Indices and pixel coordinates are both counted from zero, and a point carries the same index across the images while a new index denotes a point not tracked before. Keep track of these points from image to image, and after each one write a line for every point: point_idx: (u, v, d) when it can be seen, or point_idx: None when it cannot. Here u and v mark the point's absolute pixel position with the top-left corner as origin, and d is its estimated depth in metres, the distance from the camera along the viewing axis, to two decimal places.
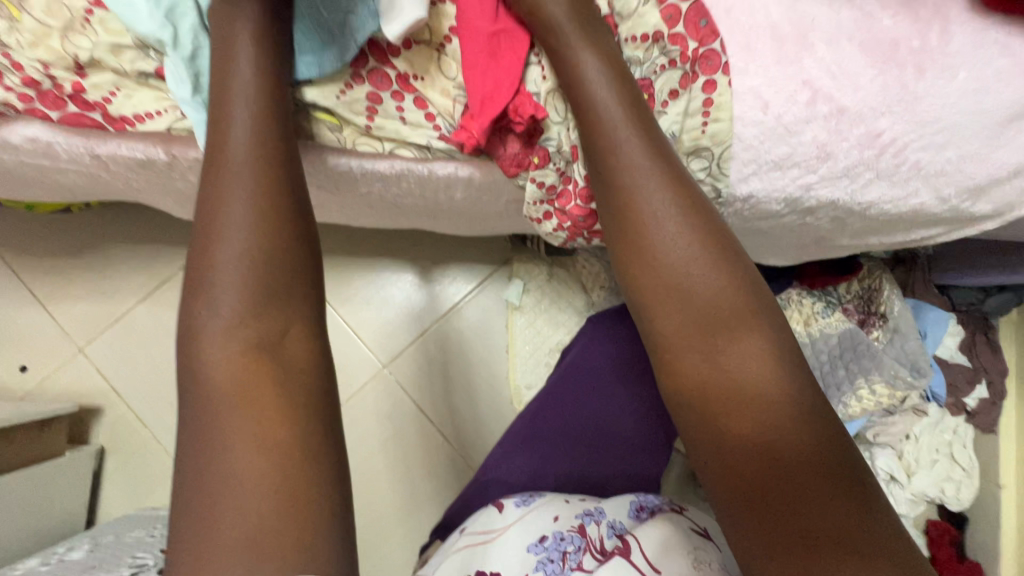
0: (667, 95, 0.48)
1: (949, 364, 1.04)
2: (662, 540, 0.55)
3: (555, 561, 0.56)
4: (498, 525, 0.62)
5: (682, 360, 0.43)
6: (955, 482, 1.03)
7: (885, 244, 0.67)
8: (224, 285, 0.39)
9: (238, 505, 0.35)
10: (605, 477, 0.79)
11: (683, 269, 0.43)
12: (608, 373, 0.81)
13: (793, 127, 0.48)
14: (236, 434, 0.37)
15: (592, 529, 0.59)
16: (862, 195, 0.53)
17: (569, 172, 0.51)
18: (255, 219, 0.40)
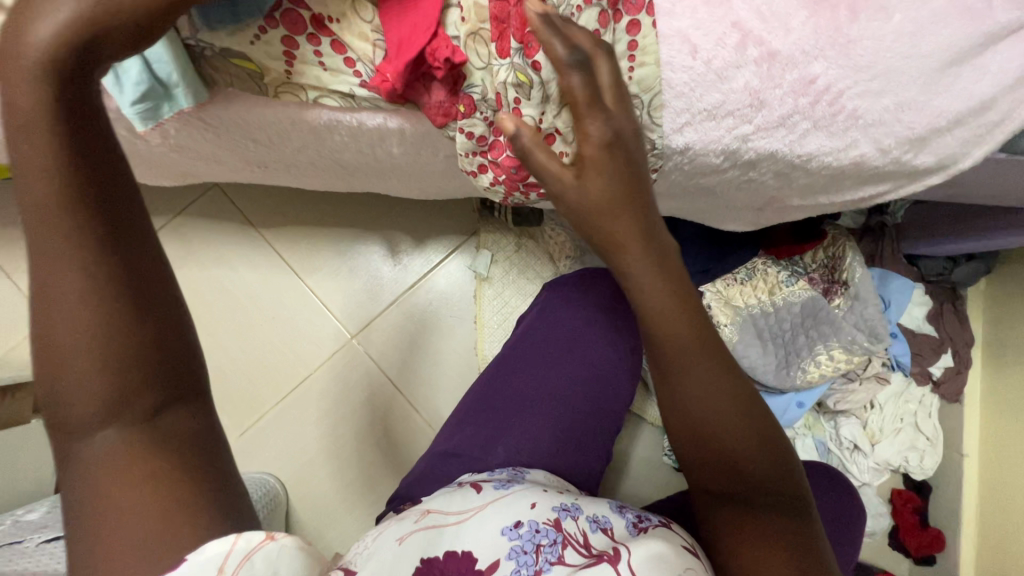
0: (591, 35, 0.45)
1: (916, 334, 1.04)
2: (656, 550, 0.49)
3: (529, 552, 0.50)
4: (471, 507, 0.56)
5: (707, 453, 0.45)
6: (920, 450, 1.03)
7: (837, 204, 0.66)
8: (67, 365, 0.33)
9: (131, 501, 0.34)
10: (555, 445, 0.77)
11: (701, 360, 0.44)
12: (557, 345, 0.83)
13: (723, 72, 0.47)
14: (121, 473, 0.34)
15: (568, 523, 0.54)
16: (800, 146, 0.52)
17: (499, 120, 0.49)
18: (84, 270, 0.33)
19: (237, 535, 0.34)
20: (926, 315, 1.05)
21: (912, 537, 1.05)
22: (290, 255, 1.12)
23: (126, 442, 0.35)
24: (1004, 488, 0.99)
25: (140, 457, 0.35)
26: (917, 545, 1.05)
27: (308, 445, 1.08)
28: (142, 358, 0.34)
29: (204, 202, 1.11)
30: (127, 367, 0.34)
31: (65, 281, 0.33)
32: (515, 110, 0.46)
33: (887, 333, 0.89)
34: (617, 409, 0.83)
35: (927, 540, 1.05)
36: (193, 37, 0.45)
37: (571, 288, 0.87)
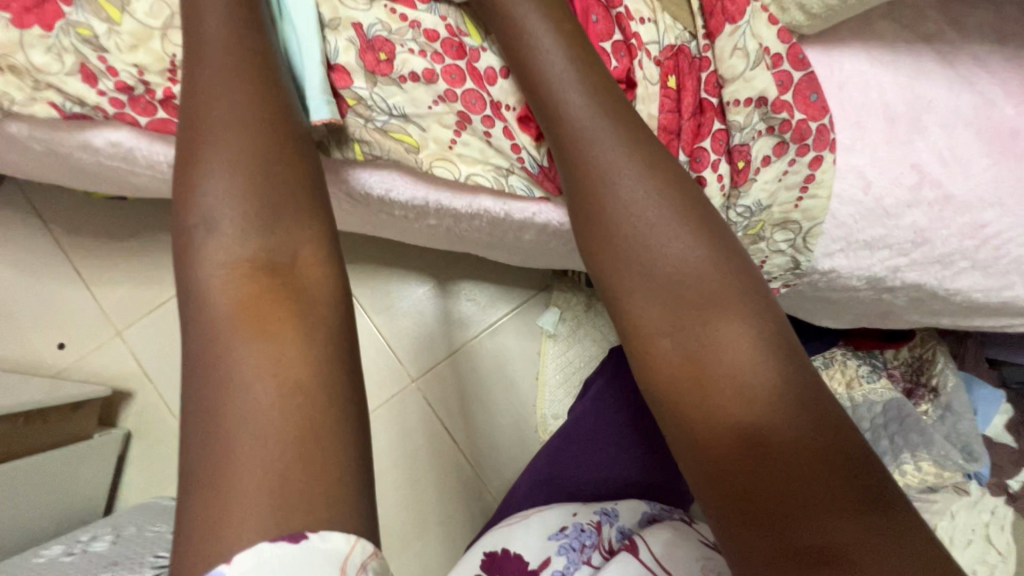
0: (761, 160, 0.46)
1: (994, 443, 1.01)
2: (669, 542, 0.61)
3: (576, 549, 0.62)
4: (520, 515, 0.67)
5: (656, 347, 0.42)
6: (990, 565, 0.97)
7: (958, 326, 0.64)
8: (209, 205, 0.42)
9: (250, 458, 0.37)
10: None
11: (643, 227, 0.43)
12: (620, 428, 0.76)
13: (893, 210, 0.46)
14: (243, 371, 0.40)
15: (607, 526, 0.64)
16: (950, 282, 0.51)
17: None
18: (234, 124, 0.43)
19: (355, 539, 0.37)
20: (1005, 424, 1.01)
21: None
22: (360, 291, 1.12)
23: (259, 286, 0.42)
24: None
25: (270, 297, 0.42)
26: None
27: None
28: (282, 192, 0.43)
29: None
30: (264, 196, 0.43)
31: (238, 163, 0.42)
32: None
33: (982, 451, 0.85)
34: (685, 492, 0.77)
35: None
36: (361, 123, 0.49)
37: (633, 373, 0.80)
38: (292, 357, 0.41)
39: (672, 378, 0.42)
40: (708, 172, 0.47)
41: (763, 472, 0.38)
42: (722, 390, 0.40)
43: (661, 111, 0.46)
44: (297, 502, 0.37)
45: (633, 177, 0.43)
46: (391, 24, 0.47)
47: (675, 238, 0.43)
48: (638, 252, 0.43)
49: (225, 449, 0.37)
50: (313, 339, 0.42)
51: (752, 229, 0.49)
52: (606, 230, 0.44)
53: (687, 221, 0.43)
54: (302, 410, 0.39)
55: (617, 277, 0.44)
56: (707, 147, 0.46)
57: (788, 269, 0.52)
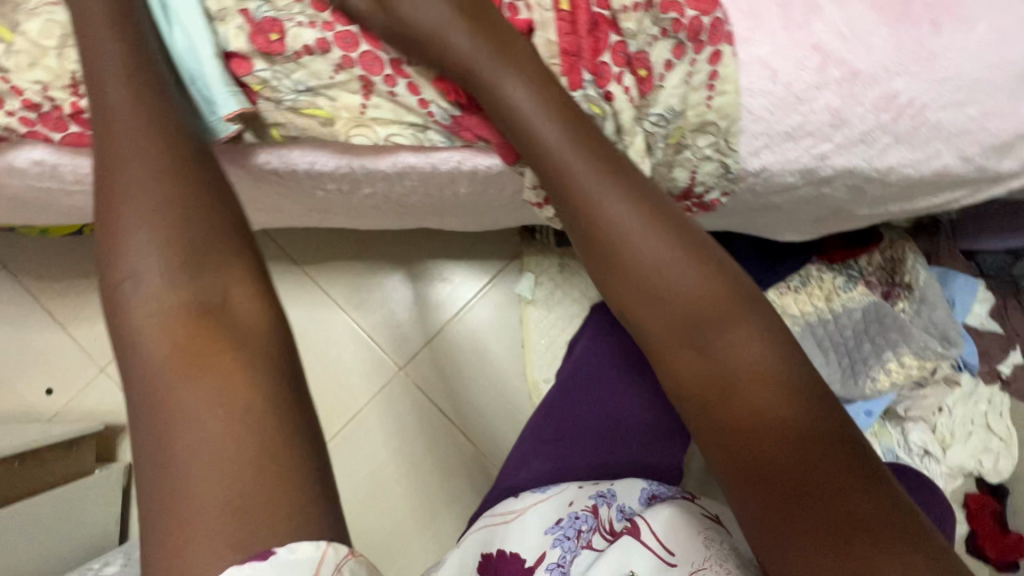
0: (663, 66, 0.47)
1: (983, 333, 1.01)
2: (673, 521, 0.57)
3: (572, 537, 0.60)
4: (516, 508, 0.66)
5: (676, 356, 0.45)
6: (993, 452, 1.01)
7: (906, 211, 0.65)
8: (136, 260, 0.41)
9: (207, 486, 0.37)
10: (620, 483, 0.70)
11: (644, 246, 0.45)
12: (606, 371, 0.77)
13: (804, 94, 0.46)
14: (191, 412, 0.39)
15: (603, 509, 0.63)
16: (880, 161, 0.51)
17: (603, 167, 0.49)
18: (150, 174, 0.42)
19: (325, 545, 0.37)
20: (989, 312, 1.02)
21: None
22: (335, 290, 1.12)
23: (196, 327, 0.41)
24: None
25: (205, 334, 0.41)
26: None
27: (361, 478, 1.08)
28: (210, 238, 0.43)
29: None
30: (192, 247, 0.42)
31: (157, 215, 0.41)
32: None
33: (959, 334, 0.87)
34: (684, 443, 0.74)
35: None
36: (274, 107, 0.49)
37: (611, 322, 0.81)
38: (226, 359, 0.41)
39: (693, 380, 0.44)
40: (614, 87, 0.47)
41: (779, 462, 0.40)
42: (729, 383, 0.43)
43: (558, 36, 0.47)
44: (258, 519, 0.36)
45: (630, 201, 0.45)
46: (278, 3, 0.47)
47: (676, 254, 0.45)
48: (643, 265, 0.45)
49: (177, 476, 0.37)
50: (255, 365, 0.42)
51: (672, 138, 0.49)
52: (612, 247, 0.46)
53: (692, 242, 0.46)
54: (252, 408, 0.40)
55: (623, 291, 0.46)
56: (607, 62, 0.46)
57: (720, 176, 0.52)
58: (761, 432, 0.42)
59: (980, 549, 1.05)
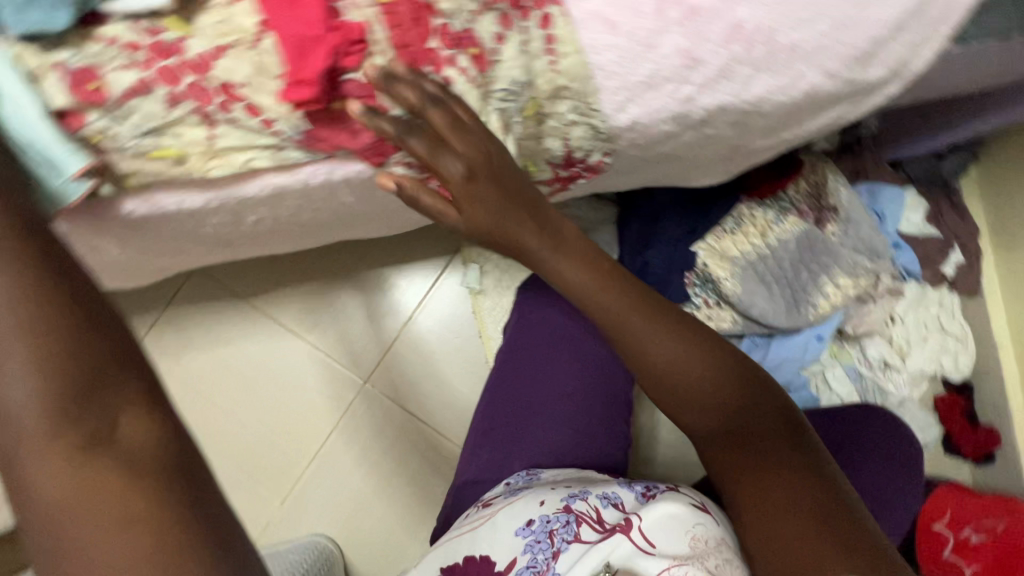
0: (494, 40, 0.45)
1: (920, 239, 1.02)
2: (661, 514, 0.57)
3: (544, 539, 0.59)
4: (485, 513, 0.65)
5: (711, 439, 0.58)
6: (950, 352, 1.04)
7: (801, 138, 0.65)
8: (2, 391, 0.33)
9: None
10: (573, 441, 0.73)
11: (677, 362, 0.56)
12: (544, 336, 0.78)
13: (649, 41, 0.46)
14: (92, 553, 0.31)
15: (580, 505, 0.61)
16: (746, 93, 0.51)
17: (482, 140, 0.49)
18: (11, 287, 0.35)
19: None
20: (924, 218, 1.03)
21: (971, 512, 0.93)
22: (284, 317, 1.11)
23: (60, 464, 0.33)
24: None
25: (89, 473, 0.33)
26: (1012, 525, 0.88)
27: (349, 496, 1.08)
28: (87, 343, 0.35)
29: (189, 289, 1.10)
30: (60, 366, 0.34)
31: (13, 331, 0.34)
32: None
33: (884, 247, 0.94)
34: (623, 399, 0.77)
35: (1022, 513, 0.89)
36: (121, 155, 0.45)
37: (542, 286, 0.81)
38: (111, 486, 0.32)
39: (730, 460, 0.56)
40: (451, 70, 0.45)
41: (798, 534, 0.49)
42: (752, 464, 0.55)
43: (385, 29, 0.43)
44: None
45: (662, 325, 0.56)
46: (88, 47, 0.42)
47: (705, 363, 0.57)
48: (678, 373, 0.56)
49: None
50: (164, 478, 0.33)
51: (529, 110, 0.49)
52: (648, 357, 0.56)
53: (720, 354, 0.57)
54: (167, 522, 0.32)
55: (662, 391, 0.58)
56: (437, 47, 0.44)
57: (593, 138, 0.53)
58: (773, 495, 0.52)
59: (956, 445, 1.09)
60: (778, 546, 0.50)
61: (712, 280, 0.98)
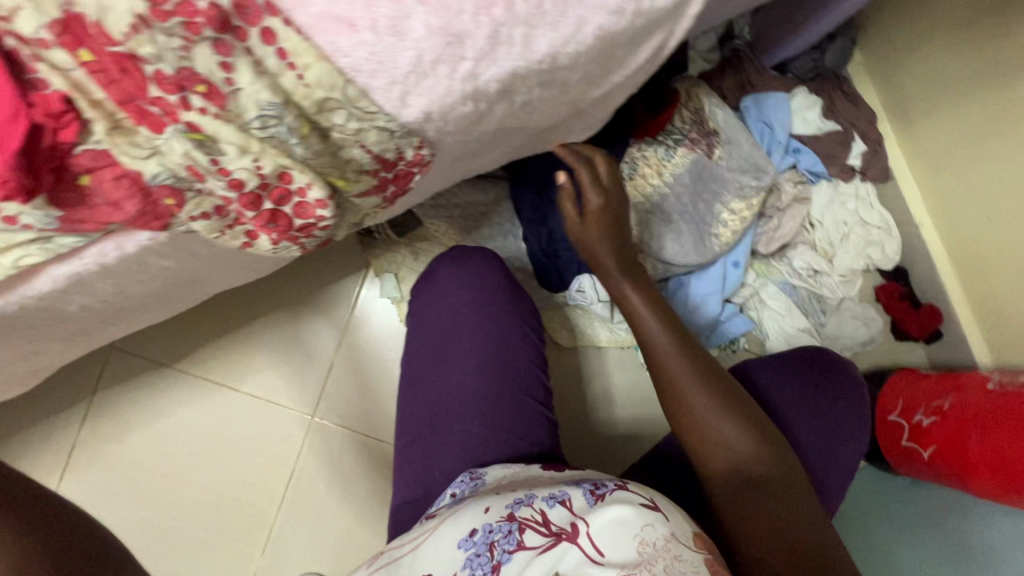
0: (223, 71, 0.39)
1: (820, 137, 0.99)
2: (610, 516, 0.52)
3: (483, 552, 0.55)
4: (426, 529, 0.61)
5: (712, 451, 0.56)
6: (877, 243, 1.02)
7: (632, 76, 0.61)
8: None
9: None
10: (484, 436, 0.71)
11: (694, 378, 0.59)
12: (434, 339, 0.76)
13: (396, 27, 0.42)
14: None
15: (523, 510, 0.57)
16: (532, 54, 0.48)
17: (256, 166, 0.43)
18: None
19: None
20: (822, 114, 0.99)
21: (921, 395, 0.94)
22: (215, 372, 1.09)
23: None
24: (968, 236, 0.96)
25: None
26: (959, 398, 0.89)
27: (325, 534, 1.07)
28: None
29: (113, 369, 1.07)
30: None
31: None
32: (221, 171, 0.43)
33: (766, 161, 0.94)
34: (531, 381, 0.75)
35: (967, 386, 0.89)
36: None
37: (428, 287, 0.79)
38: None
39: (724, 472, 0.55)
40: (191, 115, 0.40)
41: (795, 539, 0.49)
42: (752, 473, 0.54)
43: (101, 87, 0.38)
44: None
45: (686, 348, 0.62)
46: None
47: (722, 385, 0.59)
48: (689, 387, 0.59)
49: None
50: None
51: (303, 130, 0.43)
52: (671, 370, 0.60)
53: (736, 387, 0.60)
54: None
55: (677, 402, 0.59)
56: (160, 95, 0.38)
57: (391, 138, 0.50)
58: (770, 502, 0.52)
59: (904, 331, 1.07)
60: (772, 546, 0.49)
61: None
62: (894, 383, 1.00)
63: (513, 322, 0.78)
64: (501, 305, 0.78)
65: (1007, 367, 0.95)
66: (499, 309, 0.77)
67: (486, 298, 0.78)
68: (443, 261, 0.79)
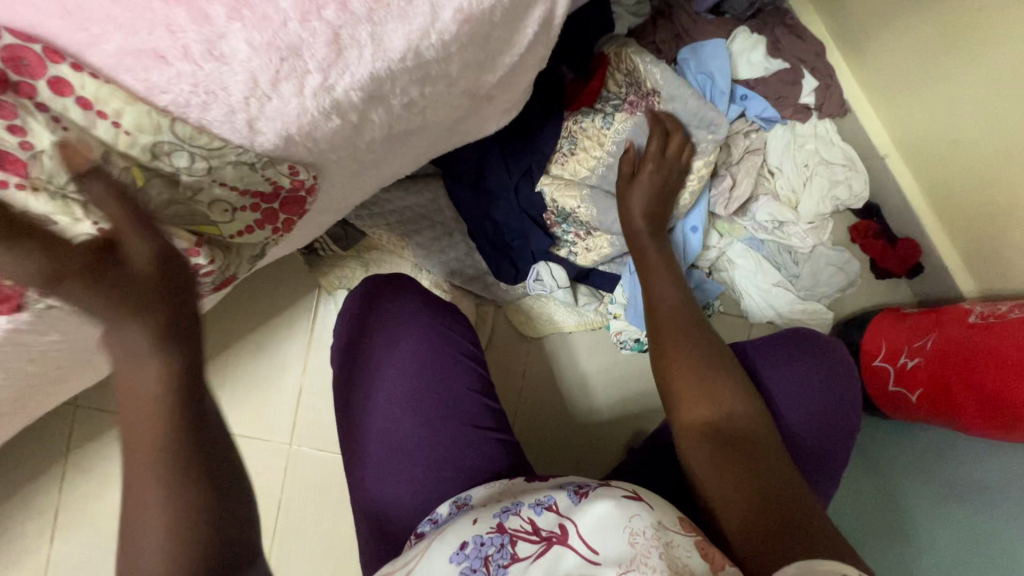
0: (17, 134, 0.36)
1: (768, 78, 0.92)
2: (598, 515, 0.50)
3: (479, 568, 0.50)
4: (413, 553, 0.55)
5: (696, 411, 0.62)
6: (842, 181, 0.96)
7: (528, 51, 0.55)
8: None
9: None
10: (427, 474, 0.70)
11: (689, 347, 0.69)
12: (363, 384, 0.76)
13: (212, 51, 0.37)
14: None
15: (512, 520, 0.53)
16: (386, 51, 0.42)
17: (99, 228, 0.40)
18: None
19: None
20: (767, 53, 0.92)
21: (905, 336, 0.90)
22: None
23: None
24: (935, 161, 0.90)
25: None
26: (942, 335, 0.85)
27: (321, 563, 1.04)
28: None
29: (83, 426, 1.06)
30: None
31: None
32: (56, 240, 0.39)
33: (721, 114, 0.86)
34: (465, 404, 0.75)
35: (950, 321, 0.85)
36: None
37: (346, 337, 0.79)
38: None
39: (706, 427, 0.61)
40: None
41: (767, 486, 0.53)
42: (735, 432, 0.59)
43: None
44: None
45: (685, 328, 0.72)
46: None
47: (715, 354, 0.68)
48: (682, 355, 0.68)
49: None
50: None
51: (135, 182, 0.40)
52: (669, 343, 0.70)
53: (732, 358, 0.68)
54: None
55: (673, 367, 0.67)
56: None
57: (251, 168, 0.45)
58: (749, 455, 0.57)
59: (885, 268, 1.02)
60: (741, 491, 0.54)
61: (568, 214, 0.91)
62: (878, 324, 0.96)
63: (441, 353, 0.76)
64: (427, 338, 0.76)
65: (993, 293, 0.90)
66: (421, 341, 0.76)
67: (405, 334, 0.77)
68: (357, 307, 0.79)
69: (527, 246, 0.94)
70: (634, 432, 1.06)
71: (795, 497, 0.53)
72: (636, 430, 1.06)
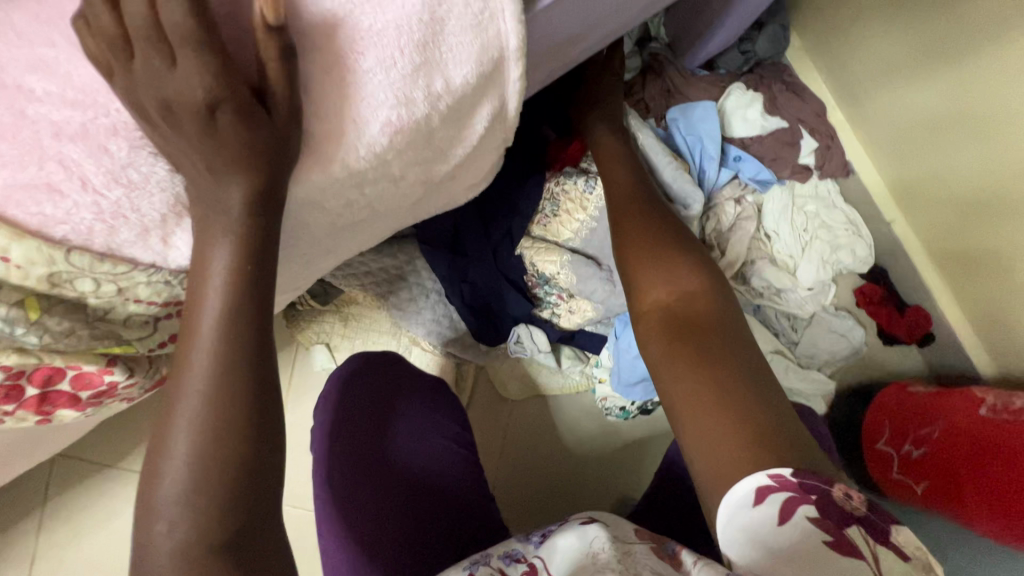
0: None
1: (765, 136, 0.87)
2: (564, 549, 0.49)
3: None
4: None
5: (648, 291, 0.59)
6: (844, 246, 0.90)
7: (484, 143, 0.53)
8: None
9: None
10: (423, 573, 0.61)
11: (646, 227, 0.64)
12: (349, 467, 0.65)
13: (115, 182, 0.35)
14: None
15: (482, 571, 0.49)
16: (320, 170, 0.40)
17: None
18: None
19: None
20: (764, 110, 0.87)
21: (908, 418, 0.84)
22: None
23: None
24: (943, 228, 0.84)
25: None
26: (949, 426, 0.78)
27: None
28: None
29: (56, 478, 1.02)
30: None
31: None
32: None
33: (697, 194, 0.81)
34: (463, 485, 0.69)
35: (957, 412, 0.78)
36: None
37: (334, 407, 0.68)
38: None
39: (657, 308, 0.58)
40: None
41: (719, 362, 0.51)
42: (689, 311, 0.56)
43: None
44: None
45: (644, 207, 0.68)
46: None
47: (671, 231, 0.64)
48: (639, 235, 0.64)
49: None
50: None
51: (30, 316, 0.37)
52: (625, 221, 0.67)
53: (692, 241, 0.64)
54: None
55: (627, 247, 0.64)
56: None
57: (170, 288, 0.42)
58: (704, 332, 0.54)
59: (891, 336, 0.95)
60: (692, 372, 0.51)
61: (548, 278, 0.87)
62: (882, 401, 0.89)
63: (427, 409, 0.72)
64: (408, 393, 0.72)
65: (1012, 375, 0.82)
66: (419, 414, 0.71)
67: (404, 407, 0.70)
68: (354, 375, 0.70)
69: (506, 310, 0.90)
70: (621, 499, 1.01)
71: (745, 370, 0.51)
72: (622, 495, 1.02)
